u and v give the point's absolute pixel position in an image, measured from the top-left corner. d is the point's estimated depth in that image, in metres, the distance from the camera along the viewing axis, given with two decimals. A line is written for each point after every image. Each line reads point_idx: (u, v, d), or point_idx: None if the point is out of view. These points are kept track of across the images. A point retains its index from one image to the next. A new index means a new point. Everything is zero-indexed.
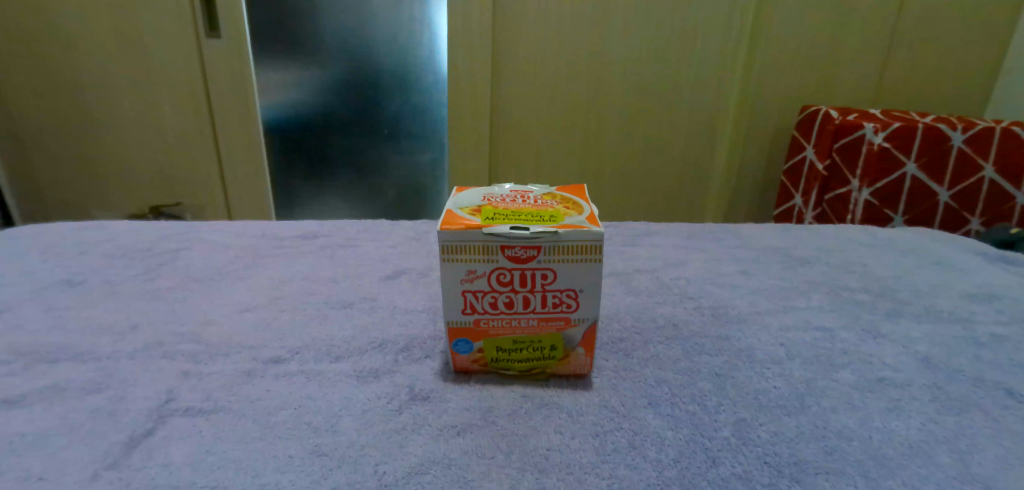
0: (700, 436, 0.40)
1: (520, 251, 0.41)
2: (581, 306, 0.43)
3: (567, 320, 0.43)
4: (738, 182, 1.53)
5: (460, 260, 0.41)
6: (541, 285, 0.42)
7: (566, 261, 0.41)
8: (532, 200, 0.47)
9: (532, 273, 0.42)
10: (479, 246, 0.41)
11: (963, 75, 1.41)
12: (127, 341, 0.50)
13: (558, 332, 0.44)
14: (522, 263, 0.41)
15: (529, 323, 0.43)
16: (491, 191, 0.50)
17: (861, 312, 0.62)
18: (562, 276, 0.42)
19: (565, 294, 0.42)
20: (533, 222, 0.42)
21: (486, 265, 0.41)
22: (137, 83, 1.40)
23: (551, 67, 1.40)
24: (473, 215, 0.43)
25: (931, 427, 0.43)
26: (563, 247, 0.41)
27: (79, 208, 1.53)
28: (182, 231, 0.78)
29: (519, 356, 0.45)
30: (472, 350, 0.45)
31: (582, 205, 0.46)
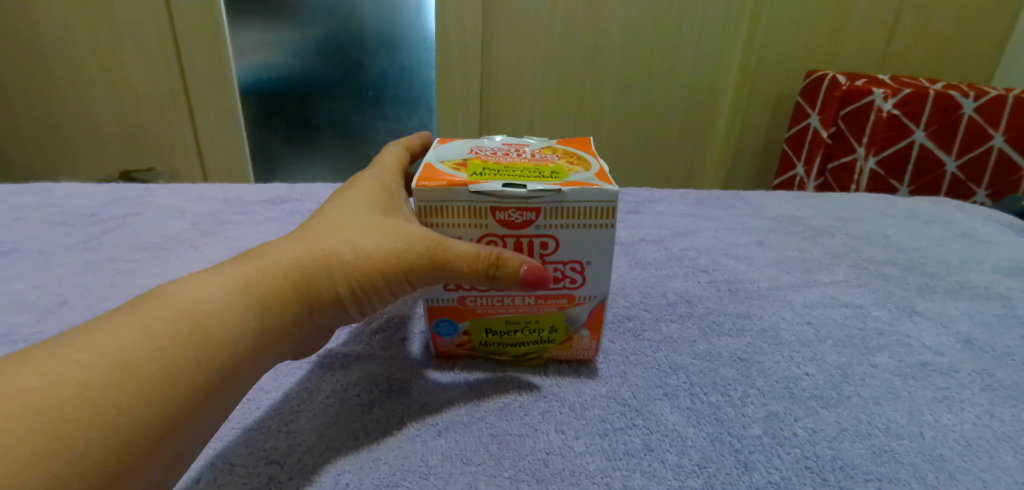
0: (727, 435, 0.34)
1: (515, 215, 0.34)
2: (588, 281, 0.36)
3: (570, 298, 0.37)
4: (740, 147, 1.45)
5: (444, 225, 0.35)
6: (540, 255, 0.35)
7: (570, 226, 0.34)
8: (529, 155, 0.40)
9: (529, 240, 0.35)
10: (467, 208, 0.34)
11: (980, 35, 1.33)
12: (51, 321, 0.44)
13: (560, 311, 0.37)
14: (516, 229, 0.35)
15: (525, 301, 0.37)
16: (480, 144, 0.43)
17: (893, 287, 0.56)
18: (568, 245, 0.35)
19: (569, 267, 0.36)
20: (530, 179, 0.34)
21: (473, 231, 0.35)
22: (99, 38, 1.28)
23: (546, 25, 1.30)
24: (457, 170, 0.36)
25: (988, 422, 0.37)
26: (568, 210, 0.34)
27: (45, 173, 1.44)
28: (134, 195, 0.69)
29: (513, 340, 0.38)
30: (455, 332, 0.38)
31: (589, 161, 0.39)
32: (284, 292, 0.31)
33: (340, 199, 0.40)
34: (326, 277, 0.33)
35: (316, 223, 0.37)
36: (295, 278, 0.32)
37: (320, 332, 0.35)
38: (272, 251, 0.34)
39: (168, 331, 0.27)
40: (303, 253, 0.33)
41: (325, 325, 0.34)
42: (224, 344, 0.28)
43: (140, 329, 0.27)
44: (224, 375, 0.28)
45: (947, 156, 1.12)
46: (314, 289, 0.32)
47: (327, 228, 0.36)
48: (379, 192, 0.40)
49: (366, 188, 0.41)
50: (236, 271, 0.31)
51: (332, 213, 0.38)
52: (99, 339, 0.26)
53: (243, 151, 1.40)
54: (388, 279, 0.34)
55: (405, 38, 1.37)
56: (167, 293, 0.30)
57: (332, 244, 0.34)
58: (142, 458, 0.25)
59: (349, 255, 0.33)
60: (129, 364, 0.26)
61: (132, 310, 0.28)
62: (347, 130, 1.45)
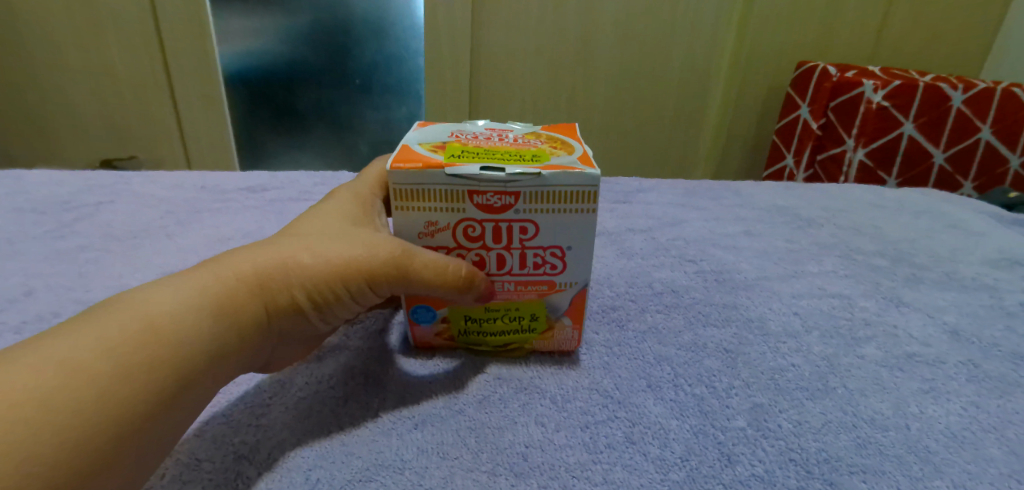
0: (711, 427, 0.33)
1: (493, 199, 0.33)
2: (569, 267, 0.35)
3: (551, 285, 0.36)
4: (730, 138, 1.45)
5: (419, 208, 0.34)
6: (520, 241, 0.34)
7: (551, 211, 0.33)
8: (511, 139, 0.39)
9: (509, 225, 0.34)
10: (443, 191, 0.33)
11: (970, 26, 1.32)
12: (16, 312, 0.42)
13: (540, 298, 0.36)
14: (495, 213, 0.33)
15: (505, 288, 0.36)
16: (461, 128, 0.41)
17: (881, 278, 0.55)
18: (549, 231, 0.34)
19: (550, 253, 0.35)
20: (510, 162, 0.33)
21: (449, 216, 0.34)
22: (77, 22, 1.24)
23: (536, 13, 1.28)
24: (435, 152, 0.35)
25: (974, 413, 0.37)
26: (549, 193, 0.33)
27: (22, 161, 1.41)
28: (108, 182, 0.67)
29: (493, 329, 0.38)
30: (434, 320, 0.37)
31: (573, 145, 0.38)
32: (239, 294, 0.30)
33: (308, 211, 0.39)
34: (285, 280, 0.31)
35: (281, 234, 0.35)
36: (251, 281, 0.30)
37: (278, 343, 0.33)
38: (231, 257, 0.32)
39: (122, 336, 0.26)
40: (264, 259, 0.31)
41: (281, 334, 0.32)
42: (195, 345, 0.27)
43: (97, 333, 0.26)
44: (198, 373, 0.27)
45: (935, 148, 1.12)
46: (272, 294, 0.31)
47: (291, 237, 0.34)
48: (349, 206, 0.39)
49: (336, 202, 0.40)
50: (193, 278, 0.30)
51: (299, 225, 0.36)
52: (56, 348, 0.25)
53: (228, 139, 1.37)
54: (352, 285, 0.33)
55: (393, 25, 1.34)
56: (126, 304, 0.28)
57: (296, 249, 0.32)
58: (101, 464, 0.24)
59: (311, 260, 0.32)
60: (85, 368, 0.24)
61: (87, 321, 0.27)
62: (336, 119, 1.42)
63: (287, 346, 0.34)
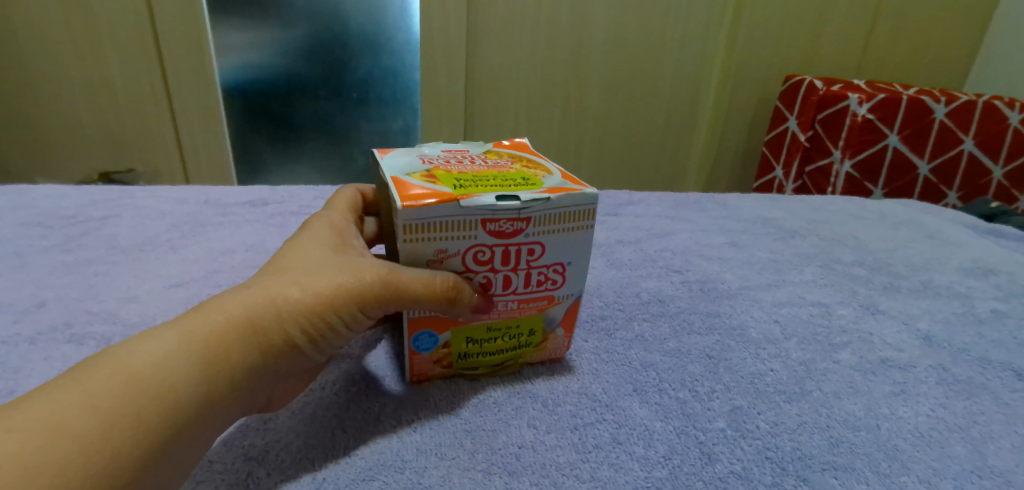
0: (693, 428, 0.36)
1: (505, 225, 0.35)
2: (568, 281, 0.38)
3: (550, 299, 0.38)
4: (721, 149, 1.48)
5: (432, 238, 0.34)
6: (526, 262, 0.36)
7: (556, 231, 0.36)
8: (481, 161, 0.42)
9: (518, 248, 0.36)
10: (456, 222, 0.34)
11: (948, 41, 1.37)
12: (30, 322, 0.44)
13: (539, 313, 0.39)
14: (505, 238, 0.35)
15: (508, 308, 0.38)
16: (421, 152, 0.44)
17: (858, 287, 0.58)
18: (552, 251, 0.36)
19: (552, 270, 0.37)
20: (516, 189, 0.35)
21: (460, 244, 0.35)
22: (77, 37, 1.26)
23: (529, 28, 1.31)
24: (434, 183, 0.36)
25: (941, 414, 0.39)
26: (555, 216, 0.35)
27: (19, 173, 1.42)
28: (112, 196, 0.69)
29: (490, 348, 0.39)
30: (435, 345, 0.37)
31: (542, 164, 0.41)
32: (230, 339, 0.31)
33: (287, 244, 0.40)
34: (274, 319, 0.32)
35: (266, 272, 0.36)
36: (239, 325, 0.31)
37: (278, 380, 0.34)
38: (216, 302, 0.33)
39: (104, 390, 0.27)
40: (250, 299, 0.33)
41: (281, 372, 0.33)
42: (181, 387, 0.28)
43: (79, 390, 0.27)
44: (189, 416, 0.28)
45: (919, 159, 1.16)
46: (264, 334, 0.32)
47: (274, 275, 0.35)
48: (331, 236, 0.40)
49: (316, 234, 0.41)
50: (179, 325, 0.31)
51: (281, 260, 0.37)
52: (38, 406, 0.26)
53: (226, 151, 1.39)
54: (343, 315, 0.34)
55: (389, 40, 1.37)
56: (111, 358, 0.29)
57: (280, 286, 0.34)
58: None
59: (296, 294, 0.33)
60: (68, 425, 0.26)
61: (73, 377, 0.28)
62: (332, 131, 1.45)
63: (286, 382, 0.35)
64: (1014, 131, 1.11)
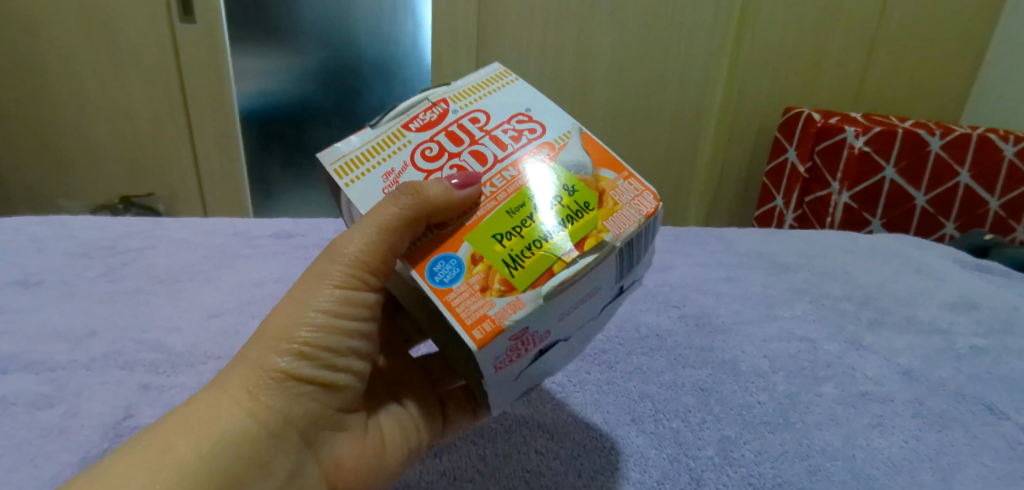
0: (684, 456, 0.40)
1: (427, 116, 0.38)
2: (540, 123, 0.39)
3: (545, 147, 0.37)
4: (722, 179, 1.53)
5: (376, 161, 0.37)
6: (480, 128, 0.38)
7: (478, 99, 0.40)
8: None
9: (458, 124, 0.38)
10: (384, 136, 0.38)
11: (942, 78, 1.43)
12: (84, 349, 0.48)
13: (551, 166, 0.36)
14: (440, 124, 0.38)
15: (508, 175, 0.36)
16: None
17: (845, 322, 0.61)
18: (493, 113, 0.39)
19: (511, 123, 0.39)
20: None
21: (403, 150, 0.37)
22: (105, 69, 1.34)
23: (536, 62, 1.36)
24: None
25: (914, 445, 0.43)
26: (466, 92, 0.40)
27: (45, 197, 1.48)
28: (146, 226, 0.73)
29: (536, 232, 0.34)
30: (462, 266, 0.33)
31: None
32: (219, 409, 0.31)
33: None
34: (255, 365, 0.32)
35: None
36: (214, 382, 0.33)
37: (298, 408, 0.33)
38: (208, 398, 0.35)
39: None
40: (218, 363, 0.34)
41: (284, 387, 0.32)
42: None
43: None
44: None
45: (917, 190, 1.19)
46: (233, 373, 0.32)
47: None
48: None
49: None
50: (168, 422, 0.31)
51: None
52: None
53: (242, 176, 1.45)
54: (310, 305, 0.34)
55: (401, 70, 1.41)
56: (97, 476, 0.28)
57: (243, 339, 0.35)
58: None
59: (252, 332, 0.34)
60: None
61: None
62: None
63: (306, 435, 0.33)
64: (1010, 163, 1.13)
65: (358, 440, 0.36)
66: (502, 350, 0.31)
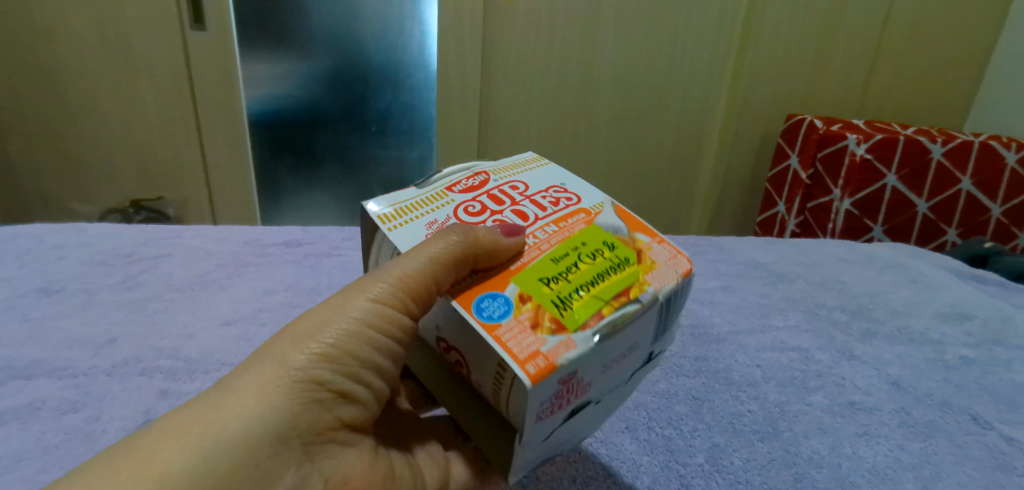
0: (675, 462, 0.42)
1: (470, 184, 0.43)
2: (576, 192, 0.42)
3: (583, 210, 0.40)
4: (725, 186, 1.55)
5: (418, 212, 0.40)
6: (519, 194, 0.42)
7: (515, 173, 0.45)
8: None
9: (498, 190, 0.42)
10: (429, 196, 0.42)
11: (943, 86, 1.44)
12: (105, 356, 0.51)
13: (591, 223, 0.39)
14: (479, 189, 0.43)
15: (548, 230, 0.38)
16: None
17: (837, 332, 0.63)
18: (530, 184, 0.43)
19: (548, 192, 0.42)
20: None
21: (446, 207, 0.41)
22: (118, 76, 1.37)
23: (541, 69, 1.38)
24: None
25: (898, 454, 0.45)
26: (506, 168, 0.45)
27: (57, 202, 1.51)
28: (161, 234, 0.76)
29: (581, 278, 0.35)
30: (510, 305, 0.33)
31: None
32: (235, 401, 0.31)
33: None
34: (279, 359, 0.33)
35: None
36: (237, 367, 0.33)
37: (307, 416, 0.32)
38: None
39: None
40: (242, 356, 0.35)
41: (301, 390, 0.32)
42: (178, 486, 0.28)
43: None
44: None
45: (918, 197, 1.20)
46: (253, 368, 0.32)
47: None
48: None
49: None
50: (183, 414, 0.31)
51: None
52: None
53: (250, 180, 1.48)
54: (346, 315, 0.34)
55: (408, 77, 1.43)
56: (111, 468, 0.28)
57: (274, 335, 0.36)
58: None
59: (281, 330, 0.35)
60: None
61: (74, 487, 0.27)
62: (350, 161, 1.51)
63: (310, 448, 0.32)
64: (1011, 171, 1.14)
65: (366, 460, 0.35)
66: (549, 394, 0.30)
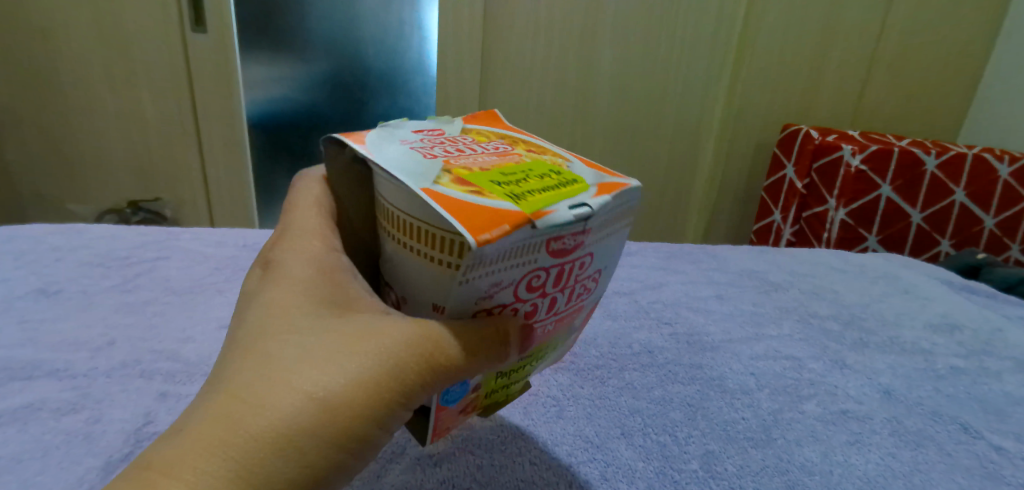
0: (670, 469, 0.43)
1: (567, 242, 0.32)
2: (598, 285, 0.39)
3: (581, 307, 0.39)
4: (720, 194, 1.56)
5: (496, 272, 0.30)
6: (576, 274, 0.35)
7: (604, 235, 0.35)
8: (492, 151, 0.38)
9: (574, 263, 0.34)
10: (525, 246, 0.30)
11: (935, 99, 1.46)
12: (104, 358, 0.51)
13: (573, 321, 0.40)
14: (565, 254, 0.33)
15: (546, 325, 0.37)
16: (407, 138, 0.37)
17: (829, 341, 0.64)
18: (597, 258, 0.36)
19: (590, 277, 0.37)
20: (573, 193, 0.33)
21: (524, 271, 0.31)
22: (118, 78, 1.38)
23: (538, 77, 1.39)
24: (467, 188, 0.31)
25: (889, 462, 0.46)
26: (609, 217, 0.35)
27: (54, 202, 1.50)
28: (160, 237, 0.76)
29: (520, 371, 0.39)
30: (466, 392, 0.35)
31: (545, 150, 0.39)
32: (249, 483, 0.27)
33: (263, 306, 0.35)
34: (302, 456, 0.28)
35: (238, 354, 0.32)
36: (240, 420, 0.28)
37: None
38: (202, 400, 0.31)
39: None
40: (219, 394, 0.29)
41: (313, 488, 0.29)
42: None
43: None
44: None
45: (912, 208, 1.21)
46: (247, 448, 0.27)
47: (248, 361, 0.31)
48: (306, 301, 0.34)
49: (295, 293, 0.35)
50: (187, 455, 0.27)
51: (251, 335, 0.33)
52: None
53: (249, 184, 1.48)
54: (368, 405, 0.30)
55: (407, 82, 1.44)
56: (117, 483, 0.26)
57: (269, 380, 0.29)
58: None
59: (284, 394, 0.29)
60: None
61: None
62: None
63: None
64: (1004, 183, 1.16)
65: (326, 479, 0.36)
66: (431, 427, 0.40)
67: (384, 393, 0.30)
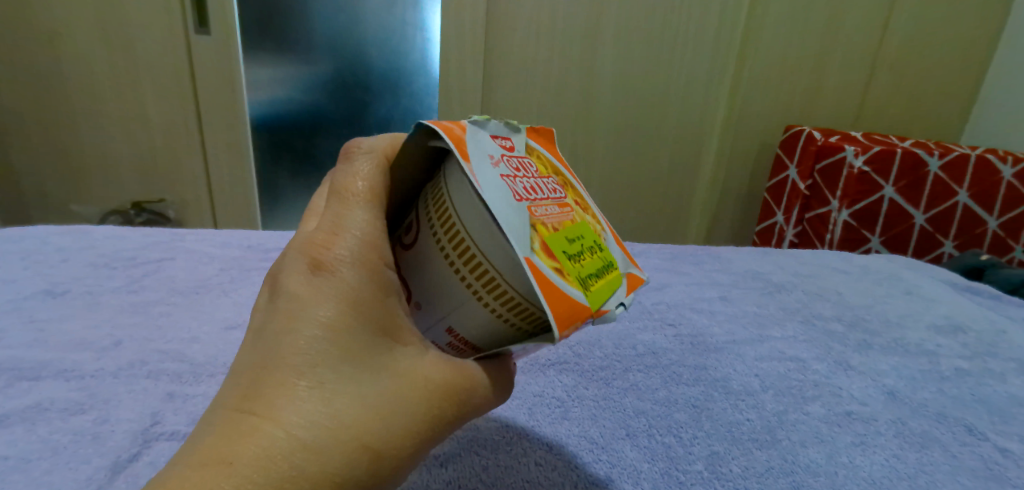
0: (675, 469, 0.43)
1: None
2: None
3: None
4: (722, 195, 1.55)
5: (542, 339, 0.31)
6: None
7: None
8: (551, 186, 0.35)
9: None
10: None
11: (938, 100, 1.46)
12: (111, 358, 0.52)
13: None
14: None
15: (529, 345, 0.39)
16: (485, 147, 0.32)
17: (833, 343, 0.64)
18: None
19: None
20: (614, 283, 0.34)
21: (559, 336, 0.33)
22: (121, 79, 1.38)
23: (540, 77, 1.39)
24: (551, 260, 0.30)
25: (893, 463, 0.46)
26: None
27: (57, 202, 1.51)
28: (165, 238, 0.77)
29: None
30: None
31: (585, 197, 0.38)
32: None
33: (296, 314, 0.29)
34: None
35: (269, 371, 0.28)
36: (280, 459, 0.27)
37: None
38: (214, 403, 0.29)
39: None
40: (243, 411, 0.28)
41: None
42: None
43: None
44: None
45: (915, 209, 1.21)
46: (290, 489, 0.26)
47: (286, 387, 0.28)
48: (346, 315, 0.29)
49: (330, 298, 0.30)
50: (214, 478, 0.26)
51: (287, 355, 0.29)
52: None
53: (252, 184, 1.49)
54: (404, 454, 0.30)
55: (409, 83, 1.45)
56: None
57: (316, 423, 0.28)
58: None
59: (331, 440, 0.28)
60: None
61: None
62: None
63: None
64: (1008, 184, 1.15)
65: None
66: None
67: (420, 440, 0.31)
